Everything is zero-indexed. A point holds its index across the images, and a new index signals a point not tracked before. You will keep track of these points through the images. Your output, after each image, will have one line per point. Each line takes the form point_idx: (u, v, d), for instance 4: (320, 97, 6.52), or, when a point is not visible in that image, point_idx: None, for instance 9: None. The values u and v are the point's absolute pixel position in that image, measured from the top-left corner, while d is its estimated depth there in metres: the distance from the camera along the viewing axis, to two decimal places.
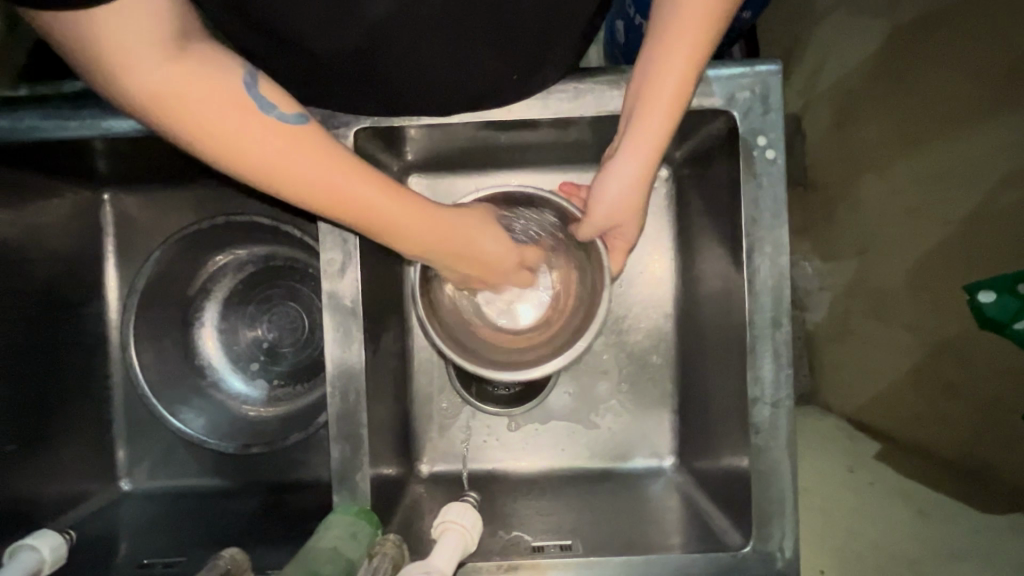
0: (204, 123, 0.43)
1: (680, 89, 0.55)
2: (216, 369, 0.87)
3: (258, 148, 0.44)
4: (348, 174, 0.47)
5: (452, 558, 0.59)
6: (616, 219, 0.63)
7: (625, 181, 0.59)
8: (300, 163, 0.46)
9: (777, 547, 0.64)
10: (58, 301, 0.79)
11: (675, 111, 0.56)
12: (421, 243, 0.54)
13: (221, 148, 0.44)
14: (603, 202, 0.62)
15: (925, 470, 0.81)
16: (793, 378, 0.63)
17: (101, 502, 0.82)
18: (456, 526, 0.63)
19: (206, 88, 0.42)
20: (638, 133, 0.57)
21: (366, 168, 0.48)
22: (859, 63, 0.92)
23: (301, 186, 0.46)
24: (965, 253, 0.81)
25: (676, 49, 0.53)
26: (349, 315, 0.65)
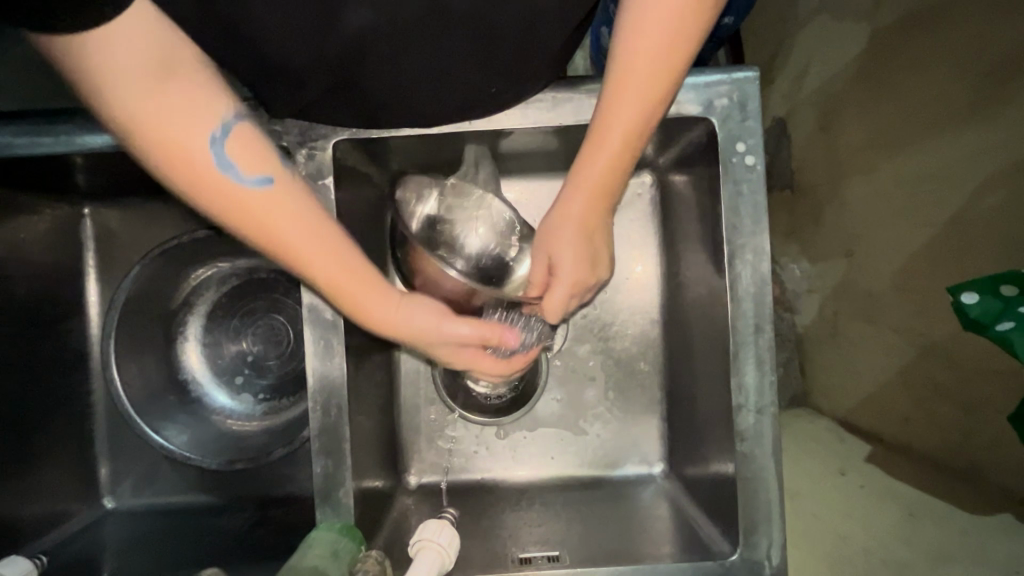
0: (178, 148, 0.46)
1: (630, 135, 0.54)
2: (200, 384, 0.86)
3: (213, 183, 0.47)
4: (301, 227, 0.50)
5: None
6: (551, 249, 0.60)
7: (566, 215, 0.59)
8: (257, 202, 0.49)
9: (765, 555, 0.63)
10: (37, 318, 0.78)
11: (623, 157, 0.56)
12: (348, 301, 0.55)
13: (182, 176, 0.47)
14: (552, 239, 0.60)
15: (914, 474, 0.81)
16: (777, 384, 0.63)
17: (85, 521, 0.80)
18: (432, 545, 0.61)
19: (186, 114, 0.46)
20: (581, 178, 0.57)
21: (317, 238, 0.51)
22: (841, 69, 0.94)
23: (246, 224, 0.49)
24: (949, 252, 0.79)
25: (625, 101, 0.53)
26: (330, 329, 0.64)
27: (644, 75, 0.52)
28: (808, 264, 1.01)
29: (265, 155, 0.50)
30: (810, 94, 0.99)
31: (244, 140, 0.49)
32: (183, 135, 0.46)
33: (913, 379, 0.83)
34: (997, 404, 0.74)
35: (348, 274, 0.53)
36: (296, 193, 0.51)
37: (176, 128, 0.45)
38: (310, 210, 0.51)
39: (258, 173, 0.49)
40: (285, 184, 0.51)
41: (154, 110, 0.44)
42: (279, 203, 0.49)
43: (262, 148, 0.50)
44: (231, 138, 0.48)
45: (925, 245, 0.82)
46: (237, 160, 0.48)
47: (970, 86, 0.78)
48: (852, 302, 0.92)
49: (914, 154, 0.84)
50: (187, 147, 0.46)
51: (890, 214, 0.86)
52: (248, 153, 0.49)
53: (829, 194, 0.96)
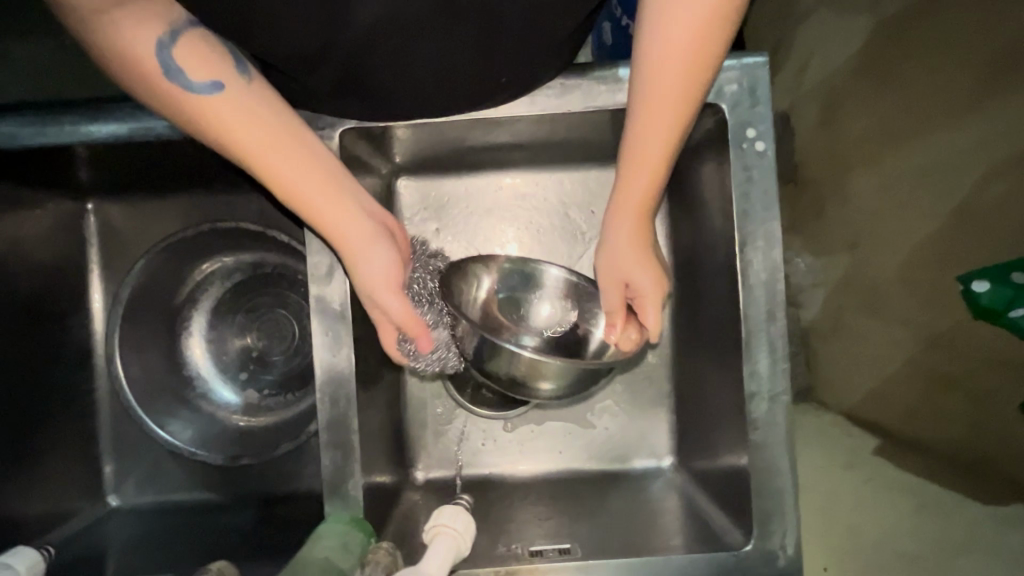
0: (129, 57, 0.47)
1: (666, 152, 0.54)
2: (204, 379, 0.85)
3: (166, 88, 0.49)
4: (262, 131, 0.51)
5: (443, 563, 0.57)
6: (625, 275, 0.60)
7: (619, 237, 0.59)
8: (210, 107, 0.50)
9: (779, 544, 0.63)
10: (38, 313, 0.77)
11: (661, 167, 0.55)
12: (311, 213, 0.56)
13: (143, 85, 0.49)
14: (622, 268, 0.60)
15: (926, 465, 0.80)
16: (789, 372, 0.63)
17: (88, 519, 0.79)
18: (447, 531, 0.61)
19: (134, 21, 0.46)
20: (623, 192, 0.57)
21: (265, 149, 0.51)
22: (847, 58, 0.92)
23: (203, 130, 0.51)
24: (953, 242, 0.80)
25: (657, 122, 0.52)
26: (338, 319, 0.64)
27: (673, 91, 0.50)
28: (812, 258, 0.96)
29: (218, 60, 0.50)
30: (813, 86, 0.96)
31: (201, 50, 0.49)
32: (136, 44, 0.47)
33: (923, 371, 0.82)
34: (1011, 395, 0.74)
35: (309, 185, 0.54)
36: (251, 97, 0.51)
37: (128, 37, 0.46)
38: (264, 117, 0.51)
39: (209, 79, 0.50)
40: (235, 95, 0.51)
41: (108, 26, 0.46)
42: (228, 111, 0.50)
43: (219, 57, 0.50)
44: (190, 49, 0.49)
45: (932, 236, 0.82)
46: (191, 67, 0.49)
47: (975, 80, 0.80)
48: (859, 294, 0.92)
49: (921, 146, 0.84)
50: (143, 58, 0.47)
51: (899, 205, 0.85)
52: (200, 60, 0.49)
53: (834, 186, 0.93)
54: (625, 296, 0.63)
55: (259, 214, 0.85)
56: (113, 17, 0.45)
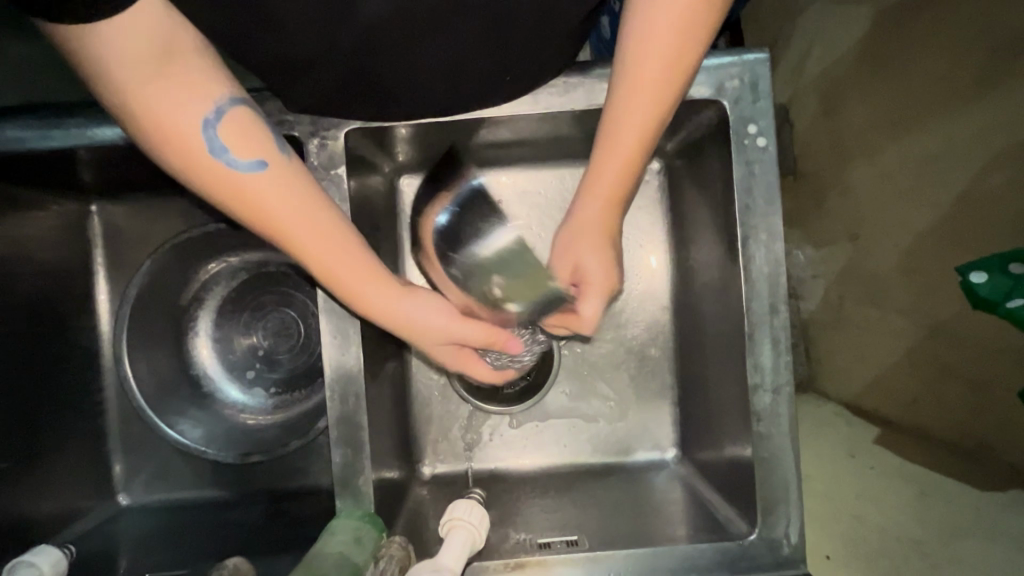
0: (172, 132, 0.46)
1: (638, 144, 0.55)
2: (211, 379, 0.86)
3: (210, 168, 0.48)
4: (317, 221, 0.51)
5: (460, 555, 0.58)
6: (575, 259, 0.61)
7: (586, 226, 0.59)
8: (255, 187, 0.49)
9: (783, 534, 0.63)
10: (46, 315, 0.78)
11: (634, 158, 0.56)
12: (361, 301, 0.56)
13: (175, 156, 0.48)
14: (572, 251, 0.61)
15: (927, 453, 0.81)
16: (793, 364, 0.63)
17: (99, 518, 0.80)
18: (463, 524, 0.62)
19: (179, 97, 0.46)
20: (598, 176, 0.57)
21: (322, 231, 0.52)
22: (845, 51, 0.93)
23: (246, 209, 0.50)
24: (955, 231, 0.80)
25: (636, 109, 0.53)
26: (346, 318, 0.64)
27: (652, 82, 0.52)
28: (812, 250, 1.00)
29: (262, 138, 0.51)
30: (813, 78, 0.98)
31: (236, 127, 0.49)
32: (180, 120, 0.46)
33: (922, 359, 0.84)
34: (1008, 382, 0.75)
35: (355, 267, 0.54)
36: (297, 175, 0.51)
37: (171, 110, 0.46)
38: (308, 192, 0.51)
39: (254, 157, 0.50)
40: (280, 174, 0.50)
41: (151, 97, 0.45)
42: (275, 192, 0.50)
43: (259, 137, 0.51)
44: (225, 124, 0.49)
45: (932, 226, 0.82)
46: (232, 147, 0.49)
47: (978, 66, 0.78)
48: (859, 286, 0.92)
49: (921, 137, 0.84)
50: (184, 129, 0.47)
51: (897, 196, 0.86)
52: (242, 137, 0.50)
53: (833, 179, 0.96)
54: (571, 281, 0.62)
55: None
56: (146, 77, 0.44)
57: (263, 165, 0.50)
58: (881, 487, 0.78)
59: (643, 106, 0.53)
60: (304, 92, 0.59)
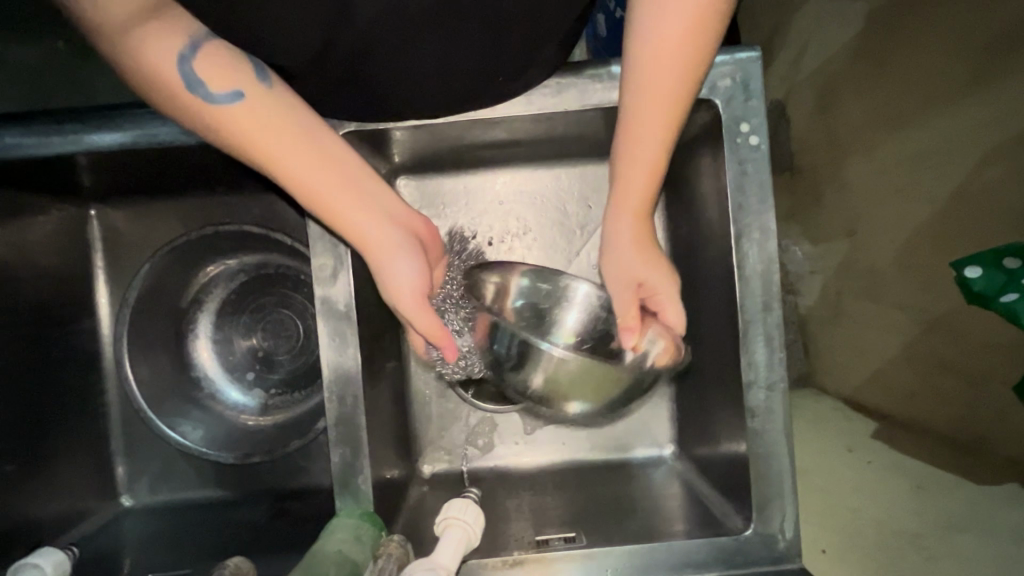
0: (157, 77, 0.48)
1: (660, 152, 0.57)
2: (212, 380, 0.87)
3: (191, 103, 0.50)
4: (289, 150, 0.52)
5: (455, 555, 0.59)
6: (637, 277, 0.62)
7: (627, 235, 0.61)
8: (232, 117, 0.51)
9: (778, 529, 0.64)
10: (48, 319, 0.78)
11: (659, 165, 0.57)
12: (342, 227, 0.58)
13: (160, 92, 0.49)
14: (631, 267, 0.62)
15: (923, 446, 0.81)
16: (786, 361, 0.64)
17: (103, 519, 0.81)
18: (458, 523, 0.62)
19: (157, 36, 0.47)
20: (624, 184, 0.59)
21: (294, 160, 0.53)
22: (840, 47, 0.94)
23: (226, 139, 0.51)
24: (952, 225, 0.80)
25: (648, 121, 0.55)
26: (343, 319, 0.65)
27: (661, 92, 0.53)
28: (809, 246, 1.01)
29: (238, 67, 0.51)
30: (809, 73, 0.99)
31: (213, 59, 0.50)
32: (160, 63, 0.48)
33: (918, 354, 0.84)
34: (1004, 375, 0.74)
35: (331, 192, 0.55)
36: (270, 102, 0.52)
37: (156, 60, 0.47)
38: (281, 121, 0.52)
39: (229, 89, 0.50)
40: (254, 104, 0.51)
41: (142, 50, 0.47)
42: (250, 123, 0.51)
43: (235, 66, 0.51)
44: (201, 59, 0.49)
45: (928, 221, 0.82)
46: (208, 79, 0.49)
47: (973, 61, 0.78)
48: (855, 281, 0.93)
49: (917, 132, 0.84)
50: (171, 76, 0.48)
51: (894, 190, 0.87)
52: (219, 70, 0.50)
53: (829, 175, 0.96)
54: (639, 297, 0.63)
55: (260, 216, 0.86)
56: (133, 31, 0.46)
57: (240, 97, 0.51)
58: (877, 481, 0.79)
59: (656, 119, 0.54)
60: (302, 95, 0.60)
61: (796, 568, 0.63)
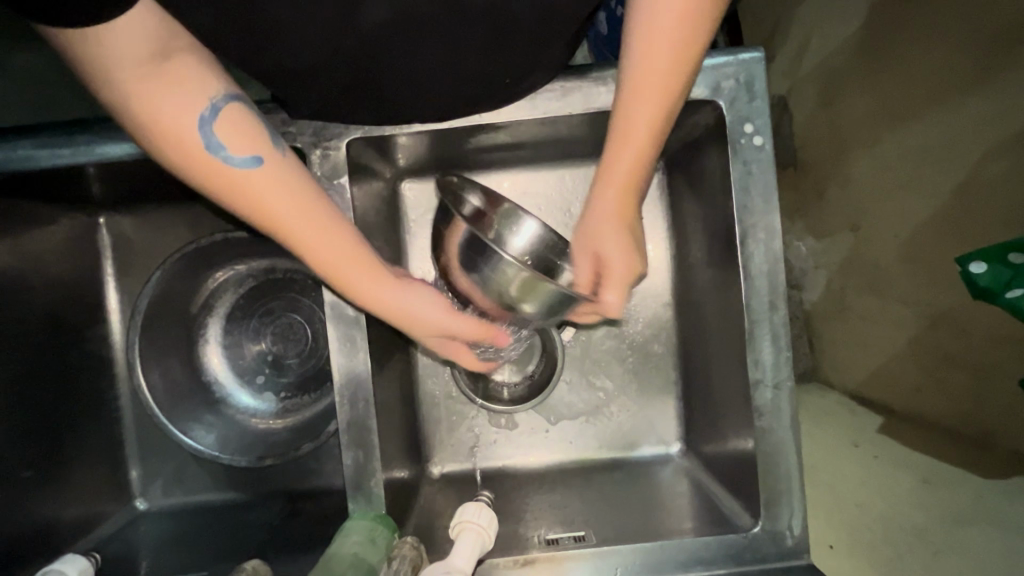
0: (170, 131, 0.48)
1: (650, 136, 0.55)
2: (223, 385, 0.88)
3: (206, 163, 0.49)
4: (305, 211, 0.52)
5: (471, 556, 0.60)
6: (597, 250, 0.61)
7: (607, 217, 0.60)
8: (247, 180, 0.50)
9: (787, 525, 0.64)
10: (62, 328, 0.79)
11: (646, 148, 0.56)
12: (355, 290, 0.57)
13: (171, 147, 0.48)
14: (595, 241, 0.61)
15: (930, 440, 0.81)
16: (793, 359, 0.64)
17: (119, 522, 0.82)
18: (472, 526, 0.63)
19: (176, 97, 0.47)
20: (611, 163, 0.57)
21: (312, 220, 0.52)
22: (842, 43, 0.94)
23: (234, 197, 0.51)
24: (957, 220, 0.79)
25: (642, 100, 0.53)
26: (353, 324, 0.65)
27: (655, 74, 0.52)
28: (813, 242, 1.02)
29: (257, 135, 0.52)
30: (810, 69, 0.99)
31: (231, 124, 0.50)
32: (178, 120, 0.48)
33: (924, 347, 0.84)
34: (1011, 368, 0.74)
35: (343, 252, 0.54)
36: (288, 171, 0.52)
37: (170, 114, 0.47)
38: (300, 184, 0.52)
39: (247, 151, 0.51)
40: (270, 166, 0.51)
41: (150, 96, 0.46)
42: (269, 184, 0.50)
43: (250, 130, 0.52)
44: (221, 120, 0.50)
45: (933, 216, 0.82)
46: (226, 140, 0.50)
47: (977, 53, 0.77)
48: (860, 277, 0.93)
49: (921, 126, 0.83)
50: (184, 130, 0.48)
51: (898, 185, 0.86)
52: (239, 133, 0.51)
53: (832, 170, 0.97)
54: (595, 274, 0.62)
55: None
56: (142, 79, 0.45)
57: (257, 159, 0.51)
58: (885, 477, 0.79)
59: (647, 105, 0.54)
60: (309, 104, 0.60)
61: (805, 565, 0.63)
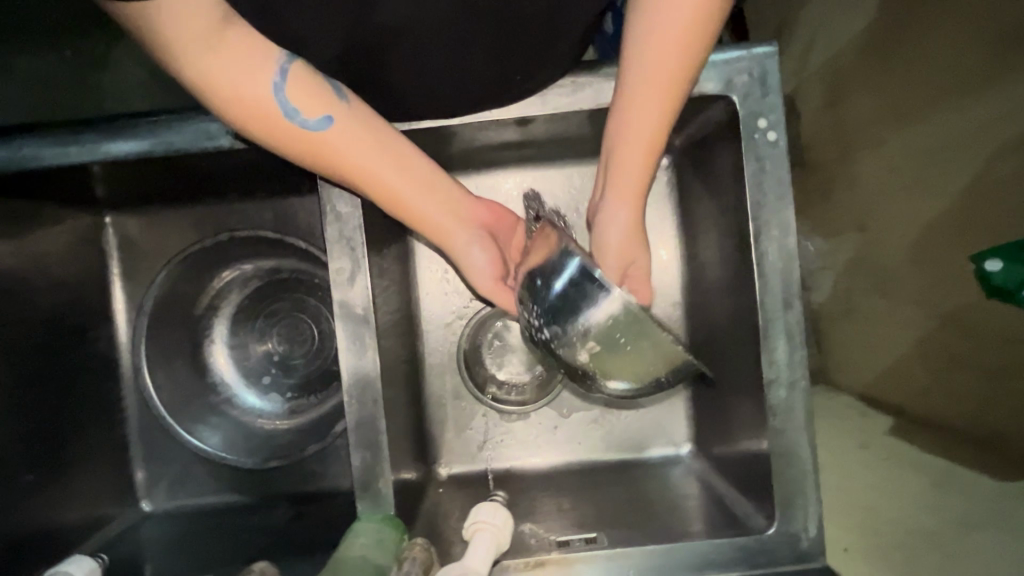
0: (247, 103, 0.49)
1: (653, 138, 0.56)
2: (229, 386, 0.87)
3: (285, 128, 0.52)
4: (382, 165, 0.55)
5: (485, 559, 0.59)
6: (624, 256, 0.62)
7: (619, 223, 0.61)
8: (325, 140, 0.53)
9: (802, 527, 0.63)
10: (67, 329, 0.79)
11: (652, 151, 0.57)
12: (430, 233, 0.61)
13: (249, 119, 0.51)
14: (617, 247, 0.62)
15: (942, 441, 0.80)
16: (807, 358, 0.63)
17: (124, 525, 0.82)
18: (487, 527, 0.62)
19: (245, 67, 0.48)
20: (620, 170, 0.58)
21: (388, 172, 0.55)
22: (850, 40, 0.93)
23: (316, 155, 0.54)
24: (966, 219, 0.80)
25: (643, 104, 0.55)
26: (361, 323, 0.65)
27: (659, 79, 0.53)
28: (822, 241, 1.00)
29: (325, 91, 0.53)
30: (817, 68, 0.98)
31: (301, 84, 0.51)
32: (255, 92, 0.49)
33: (932, 349, 0.83)
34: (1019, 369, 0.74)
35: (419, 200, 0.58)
36: (361, 126, 0.54)
37: (246, 87, 0.49)
38: (373, 140, 0.55)
39: (320, 113, 0.52)
40: (343, 123, 0.53)
41: (224, 68, 0.47)
42: (346, 142, 0.53)
43: (318, 87, 0.52)
44: (292, 83, 0.51)
45: (941, 215, 0.82)
46: (300, 105, 0.51)
47: (987, 52, 0.78)
48: (867, 277, 0.92)
49: (929, 125, 0.83)
50: (260, 100, 0.50)
51: (911, 182, 0.85)
52: (310, 93, 0.52)
53: (837, 170, 0.96)
54: (623, 274, 0.63)
55: (273, 220, 0.86)
56: (211, 58, 0.46)
57: (330, 119, 0.53)
58: (899, 478, 0.78)
59: (649, 110, 0.55)
60: None
61: (820, 567, 0.62)
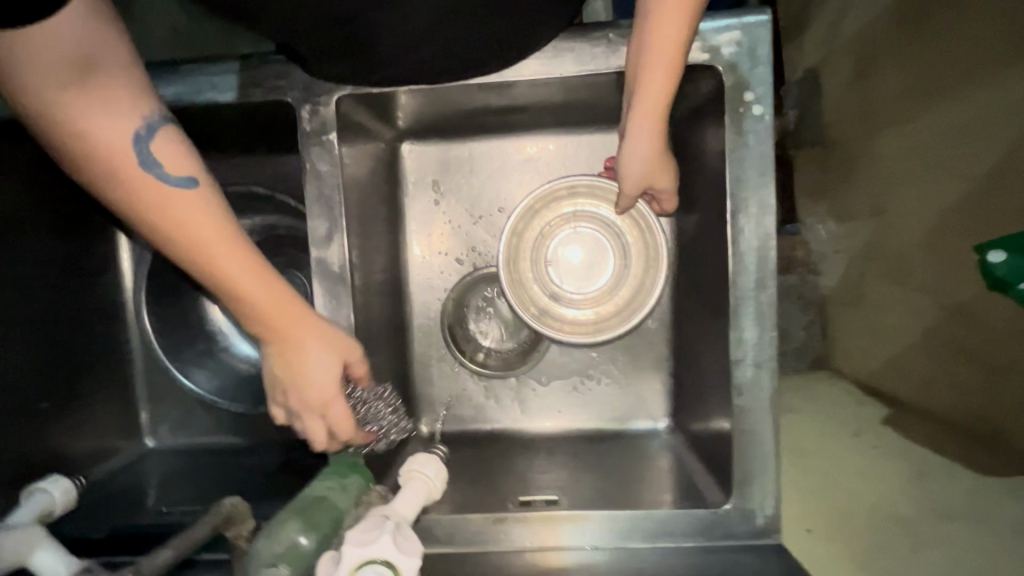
0: (96, 148, 0.45)
1: (672, 65, 0.55)
2: (225, 334, 0.91)
3: (136, 182, 0.46)
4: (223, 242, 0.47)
5: (414, 504, 0.60)
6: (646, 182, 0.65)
7: (641, 152, 0.61)
8: (172, 202, 0.46)
9: (758, 505, 0.64)
10: (76, 272, 0.83)
11: (671, 79, 0.56)
12: (274, 331, 0.53)
13: (88, 156, 0.45)
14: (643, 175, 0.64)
15: (932, 434, 0.78)
16: (777, 340, 0.63)
17: (130, 456, 0.88)
18: (419, 476, 0.64)
19: (107, 112, 0.45)
20: (643, 94, 0.57)
21: (227, 253, 0.48)
22: (881, 10, 0.88)
23: (150, 217, 0.46)
24: (988, 208, 0.73)
25: (665, 27, 0.53)
26: (338, 281, 0.67)
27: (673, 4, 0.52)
28: (835, 224, 1.00)
29: (194, 160, 0.49)
30: (848, 39, 0.94)
31: (169, 147, 0.48)
32: (107, 140, 0.45)
33: (938, 337, 0.80)
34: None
35: (263, 290, 0.50)
36: (220, 201, 0.49)
37: (99, 127, 0.44)
38: (223, 217, 0.48)
39: (181, 173, 0.47)
40: (198, 194, 0.47)
41: (75, 103, 0.43)
42: (196, 208, 0.47)
43: (189, 156, 0.49)
44: (157, 143, 0.47)
45: (963, 198, 0.76)
46: (162, 161, 0.47)
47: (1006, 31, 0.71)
48: (882, 263, 0.90)
49: (950, 106, 0.77)
50: (114, 147, 0.45)
51: (928, 169, 0.81)
52: (175, 157, 0.48)
53: (860, 149, 0.93)
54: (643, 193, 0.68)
55: (271, 177, 0.89)
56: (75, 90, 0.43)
57: (190, 182, 0.47)
58: (871, 465, 0.78)
59: (668, 31, 0.53)
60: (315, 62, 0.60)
61: (773, 544, 0.63)
